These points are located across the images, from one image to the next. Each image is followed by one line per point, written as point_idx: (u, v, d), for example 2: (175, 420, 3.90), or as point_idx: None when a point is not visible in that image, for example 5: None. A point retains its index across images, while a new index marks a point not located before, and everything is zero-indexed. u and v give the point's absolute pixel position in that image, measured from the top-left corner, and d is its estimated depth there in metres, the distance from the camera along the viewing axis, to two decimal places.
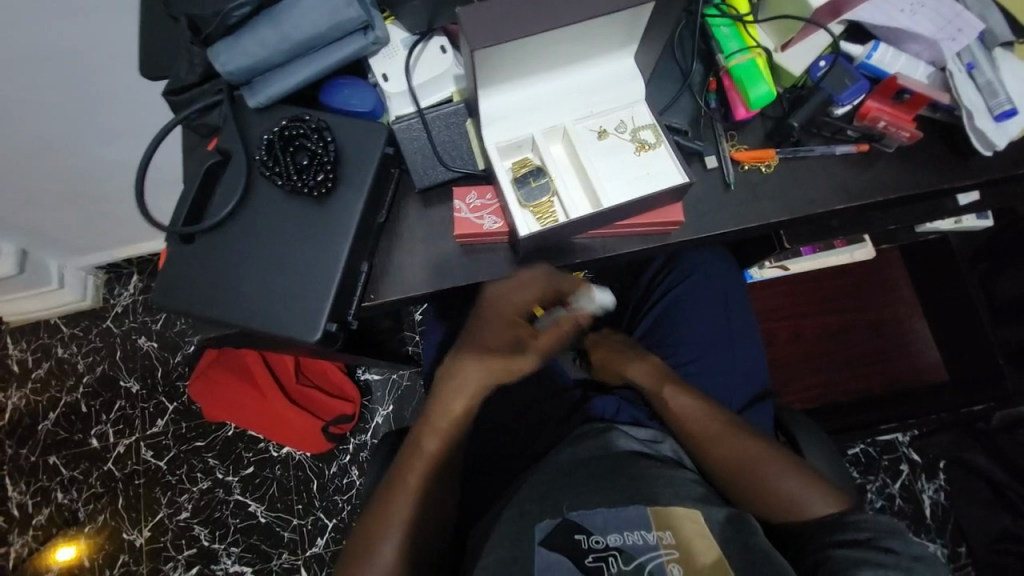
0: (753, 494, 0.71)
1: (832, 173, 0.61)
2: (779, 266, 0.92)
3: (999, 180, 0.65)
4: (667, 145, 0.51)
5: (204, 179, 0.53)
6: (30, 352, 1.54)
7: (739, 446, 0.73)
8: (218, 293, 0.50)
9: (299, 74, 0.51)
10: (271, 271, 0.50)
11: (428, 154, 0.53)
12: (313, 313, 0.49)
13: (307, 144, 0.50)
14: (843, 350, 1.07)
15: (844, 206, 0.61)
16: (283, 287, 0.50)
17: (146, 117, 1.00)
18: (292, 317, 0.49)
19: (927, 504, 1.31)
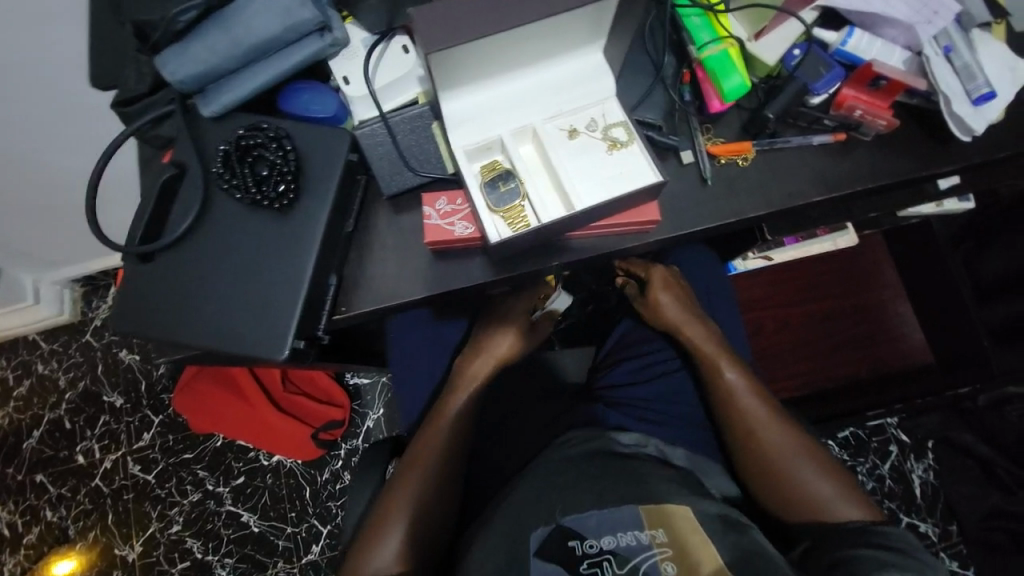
0: (781, 482, 0.72)
1: (810, 164, 0.60)
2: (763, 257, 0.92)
3: (979, 164, 0.64)
4: (640, 142, 0.50)
5: (160, 194, 0.51)
6: (9, 370, 1.50)
7: (781, 436, 0.74)
8: (180, 313, 0.48)
9: (254, 80, 0.49)
10: (235, 288, 0.48)
11: (394, 159, 0.51)
12: (280, 330, 0.48)
13: (266, 155, 0.48)
14: (829, 338, 1.07)
15: (824, 197, 0.60)
16: (248, 304, 0.48)
17: (111, 126, 0.96)
18: (257, 335, 0.48)
19: (916, 483, 1.34)
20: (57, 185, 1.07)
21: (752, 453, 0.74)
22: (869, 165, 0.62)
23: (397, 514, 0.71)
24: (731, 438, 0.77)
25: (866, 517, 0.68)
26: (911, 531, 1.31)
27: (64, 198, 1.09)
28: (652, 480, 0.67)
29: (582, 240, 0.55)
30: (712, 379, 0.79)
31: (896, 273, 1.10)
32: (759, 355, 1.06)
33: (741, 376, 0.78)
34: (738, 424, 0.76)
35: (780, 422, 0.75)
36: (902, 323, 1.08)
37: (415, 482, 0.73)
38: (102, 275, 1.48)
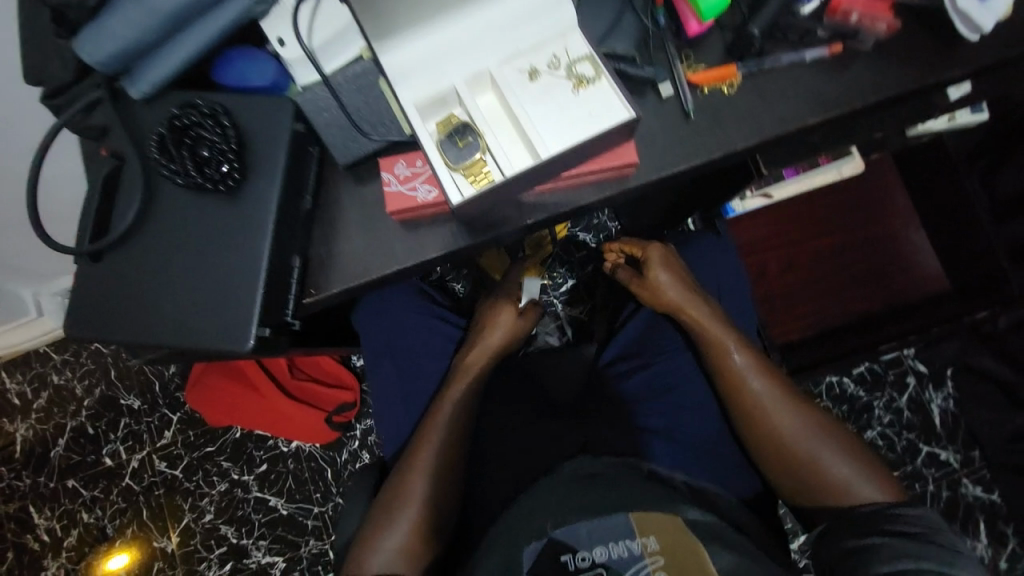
0: (799, 468, 0.71)
1: (804, 83, 0.55)
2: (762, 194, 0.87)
3: (994, 65, 0.58)
4: (609, 77, 0.45)
5: (103, 187, 0.48)
6: (26, 384, 1.53)
7: (794, 417, 0.72)
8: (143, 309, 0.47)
9: (181, 52, 0.46)
10: (194, 278, 0.47)
11: (343, 125, 0.47)
12: (245, 320, 0.46)
13: (204, 134, 0.45)
14: (836, 273, 1.03)
15: (820, 120, 0.55)
16: (211, 295, 0.47)
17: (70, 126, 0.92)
18: (223, 327, 0.46)
19: (935, 413, 1.31)
20: (14, 197, 1.00)
21: (765, 437, 0.73)
22: (870, 79, 0.56)
23: (398, 516, 0.71)
24: (742, 422, 0.75)
25: (886, 494, 0.67)
26: (931, 461, 1.30)
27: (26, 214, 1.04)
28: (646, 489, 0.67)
29: (554, 191, 0.51)
30: (717, 362, 0.76)
31: (907, 198, 1.04)
32: (764, 299, 1.02)
33: (748, 358, 0.75)
34: (749, 407, 0.74)
35: (792, 402, 0.73)
36: (914, 252, 1.03)
37: (415, 483, 0.73)
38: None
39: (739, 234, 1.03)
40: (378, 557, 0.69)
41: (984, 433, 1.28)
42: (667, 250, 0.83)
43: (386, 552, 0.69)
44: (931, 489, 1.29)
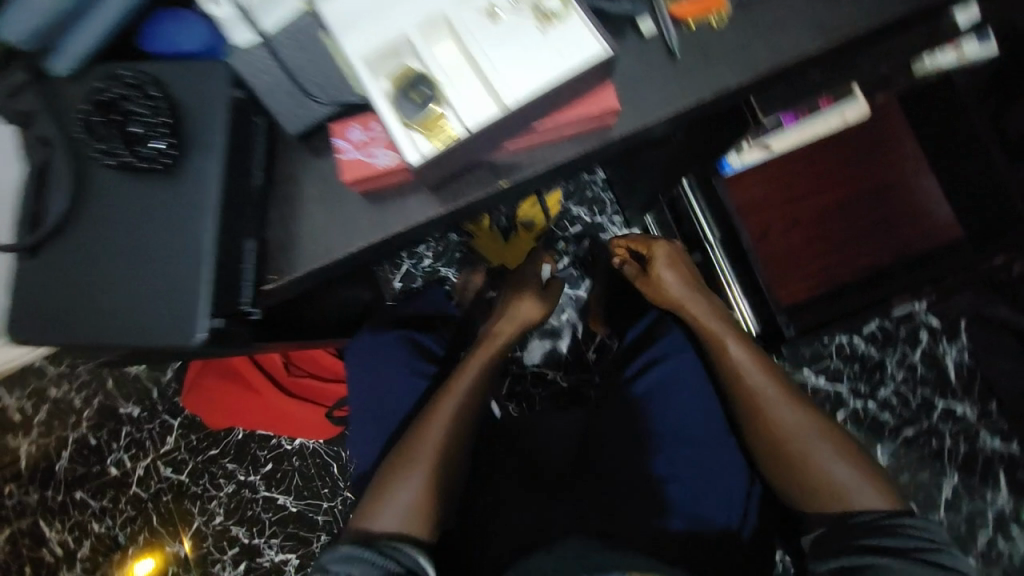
0: (795, 468, 0.73)
1: (800, 11, 0.49)
2: (760, 146, 0.81)
3: None
4: (579, 12, 0.43)
5: (34, 177, 0.49)
6: (25, 399, 1.52)
7: (795, 414, 0.75)
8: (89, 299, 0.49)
9: (102, 23, 0.46)
10: (139, 262, 0.49)
11: (290, 90, 0.48)
12: (189, 307, 0.48)
13: (136, 111, 0.46)
14: (840, 228, 0.98)
15: (820, 50, 0.49)
16: (156, 280, 0.48)
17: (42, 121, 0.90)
18: (168, 315, 0.48)
19: (950, 367, 1.28)
20: None
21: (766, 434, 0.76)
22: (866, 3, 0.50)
23: (407, 478, 0.76)
24: (745, 418, 0.78)
25: (883, 503, 0.69)
26: (947, 416, 1.27)
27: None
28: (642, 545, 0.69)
29: (530, 147, 0.49)
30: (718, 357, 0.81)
31: (914, 142, 0.98)
32: (767, 260, 0.97)
33: (751, 354, 0.80)
34: (751, 401, 0.77)
35: (793, 399, 0.77)
36: (923, 201, 0.98)
37: (429, 450, 0.78)
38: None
39: (737, 192, 0.97)
40: (389, 514, 0.74)
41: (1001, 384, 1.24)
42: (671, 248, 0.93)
43: (397, 510, 0.74)
44: (948, 445, 1.26)
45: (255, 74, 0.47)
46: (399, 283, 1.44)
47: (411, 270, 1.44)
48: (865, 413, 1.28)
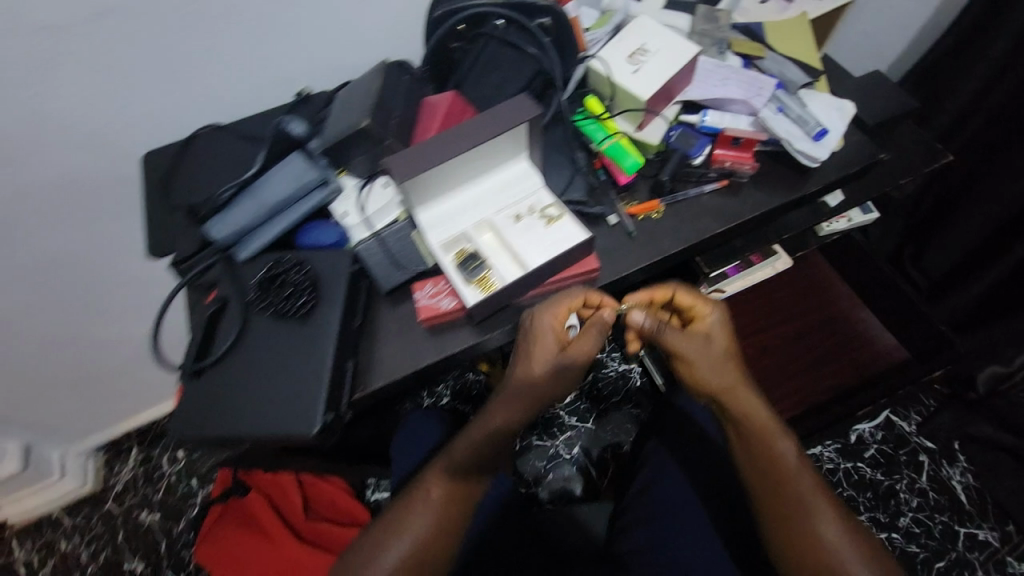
0: (797, 543, 0.59)
1: (709, 207, 0.71)
2: (717, 291, 1.03)
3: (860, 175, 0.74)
4: (569, 217, 0.62)
5: (207, 323, 0.61)
6: (31, 554, 1.47)
7: (818, 505, 0.59)
8: (211, 416, 0.58)
9: (280, 225, 0.64)
10: (202, 388, 0.59)
11: (385, 262, 0.64)
12: (202, 411, 0.58)
13: (290, 277, 0.61)
14: (792, 362, 1.14)
15: (724, 228, 0.69)
16: (202, 400, 0.58)
17: (161, 78, 0.74)
18: (207, 418, 0.58)
19: (959, 490, 1.30)
20: (63, 349, 1.08)
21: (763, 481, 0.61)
22: (736, 204, 0.71)
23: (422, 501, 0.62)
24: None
25: None
26: (972, 543, 1.26)
27: (78, 359, 1.14)
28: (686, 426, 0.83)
29: (441, 336, 0.64)
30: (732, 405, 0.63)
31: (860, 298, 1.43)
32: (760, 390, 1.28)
33: (801, 458, 0.62)
34: (784, 492, 0.60)
35: (858, 534, 0.59)
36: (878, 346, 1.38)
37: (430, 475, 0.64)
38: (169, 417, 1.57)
39: None
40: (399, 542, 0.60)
41: (1014, 505, 1.25)
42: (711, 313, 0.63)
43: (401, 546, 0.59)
44: None
45: (331, 270, 0.62)
46: (235, 264, 0.63)
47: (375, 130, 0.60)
48: (893, 546, 1.26)
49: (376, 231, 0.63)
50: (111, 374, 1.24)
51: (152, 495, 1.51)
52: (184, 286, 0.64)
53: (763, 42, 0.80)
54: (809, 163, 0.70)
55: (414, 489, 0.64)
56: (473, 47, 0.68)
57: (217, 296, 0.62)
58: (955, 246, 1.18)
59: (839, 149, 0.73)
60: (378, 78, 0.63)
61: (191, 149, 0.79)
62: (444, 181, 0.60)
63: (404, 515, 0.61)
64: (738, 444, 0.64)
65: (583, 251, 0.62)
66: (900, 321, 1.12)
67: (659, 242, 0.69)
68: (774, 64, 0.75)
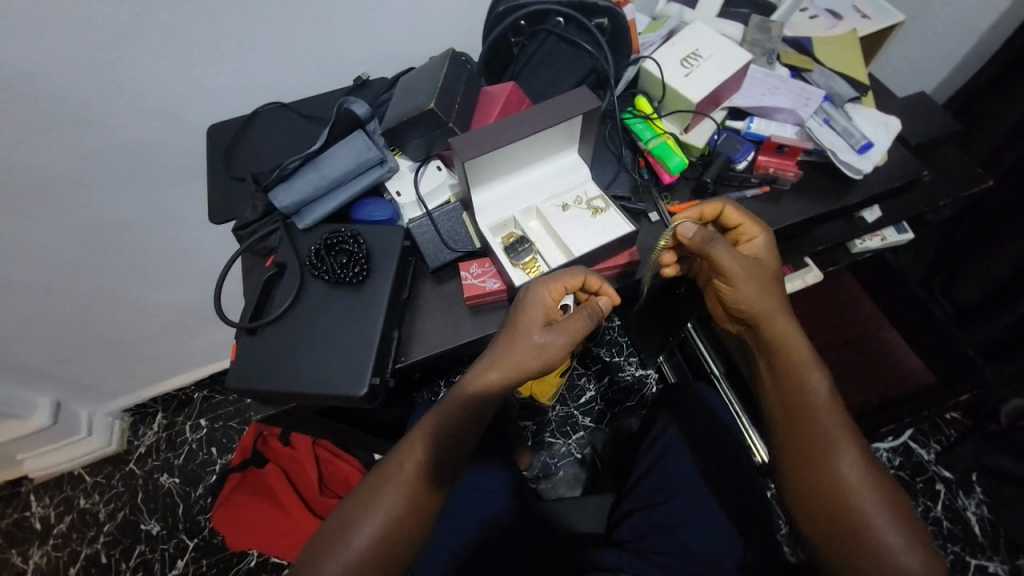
0: (808, 473, 0.60)
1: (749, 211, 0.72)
2: None
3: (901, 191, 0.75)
4: (616, 209, 0.64)
5: (265, 285, 0.66)
6: (54, 506, 1.53)
7: (840, 438, 0.60)
8: (261, 372, 0.61)
9: (338, 198, 0.67)
10: (254, 345, 0.62)
11: (435, 241, 0.67)
12: (252, 366, 0.61)
13: (346, 247, 0.64)
14: None
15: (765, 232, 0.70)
16: (254, 356, 0.62)
17: (230, 55, 0.77)
18: (257, 375, 0.61)
19: (974, 522, 1.28)
20: (108, 310, 1.14)
21: (788, 406, 0.63)
22: (777, 210, 0.72)
23: (392, 484, 0.59)
24: (814, 538, 0.60)
25: (890, 526, 0.56)
26: None
27: (118, 321, 1.19)
28: (704, 424, 0.84)
29: (481, 314, 0.66)
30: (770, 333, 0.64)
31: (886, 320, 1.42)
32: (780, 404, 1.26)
33: (830, 395, 0.62)
34: (808, 420, 0.61)
35: (876, 479, 0.59)
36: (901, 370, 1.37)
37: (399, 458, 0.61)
38: (194, 388, 1.62)
39: None
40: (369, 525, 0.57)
41: None
42: (761, 238, 0.65)
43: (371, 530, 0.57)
44: None
45: (384, 244, 0.65)
46: (295, 233, 0.67)
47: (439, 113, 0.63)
48: None
49: (428, 211, 0.67)
50: (148, 338, 1.29)
51: (172, 460, 1.56)
52: (244, 251, 0.68)
53: (811, 56, 0.82)
54: (852, 175, 0.71)
55: (392, 461, 0.61)
56: (532, 42, 0.70)
57: (276, 261, 0.66)
58: (988, 274, 1.17)
59: (882, 164, 0.74)
60: (442, 65, 0.66)
61: (253, 125, 0.84)
62: (500, 167, 0.63)
63: (377, 493, 0.59)
64: (769, 373, 0.66)
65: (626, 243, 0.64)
66: (927, 344, 1.12)
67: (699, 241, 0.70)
68: (822, 77, 0.77)
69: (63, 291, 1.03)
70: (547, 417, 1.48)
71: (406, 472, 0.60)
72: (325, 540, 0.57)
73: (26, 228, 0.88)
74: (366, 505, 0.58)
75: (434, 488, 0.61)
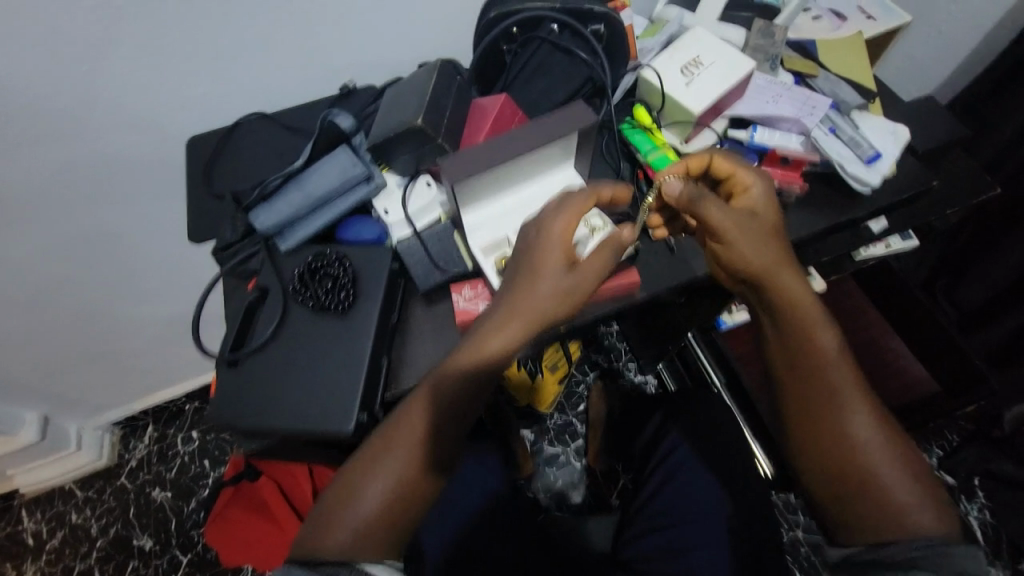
0: (824, 438, 0.58)
1: None
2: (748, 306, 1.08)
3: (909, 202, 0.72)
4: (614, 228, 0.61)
5: (246, 312, 0.63)
6: (45, 522, 1.50)
7: (854, 398, 0.58)
8: (246, 407, 0.59)
9: (322, 218, 0.64)
10: (237, 377, 0.60)
11: (425, 262, 0.63)
12: (236, 400, 0.59)
13: (331, 271, 0.61)
14: None
15: None
16: (237, 388, 0.60)
17: (208, 65, 0.74)
18: (242, 409, 0.59)
19: (977, 527, 1.27)
20: (92, 325, 1.10)
21: (802, 367, 0.59)
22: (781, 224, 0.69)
23: (383, 464, 0.54)
24: (824, 496, 0.58)
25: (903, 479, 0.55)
26: None
27: (103, 336, 1.15)
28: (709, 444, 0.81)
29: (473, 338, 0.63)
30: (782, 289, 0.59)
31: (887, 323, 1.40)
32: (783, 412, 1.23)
33: (842, 352, 0.59)
34: (823, 382, 0.58)
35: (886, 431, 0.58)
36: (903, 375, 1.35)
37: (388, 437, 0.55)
38: (186, 399, 1.58)
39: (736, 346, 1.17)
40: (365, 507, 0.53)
41: None
42: (755, 185, 0.62)
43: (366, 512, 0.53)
44: None
45: (371, 268, 0.62)
46: (277, 256, 0.64)
47: (428, 129, 0.60)
48: None
49: (416, 230, 0.64)
50: (136, 352, 1.26)
51: (164, 474, 1.53)
52: (224, 275, 0.65)
53: (815, 60, 0.79)
54: (860, 188, 0.69)
55: (380, 440, 0.55)
56: (524, 50, 0.67)
57: (257, 285, 0.63)
58: (993, 278, 1.15)
59: (890, 175, 0.71)
60: (430, 77, 0.62)
61: (235, 137, 0.80)
62: (491, 184, 0.60)
63: (367, 474, 0.54)
64: (776, 331, 0.61)
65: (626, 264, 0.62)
66: (930, 350, 1.10)
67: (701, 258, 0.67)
68: (827, 83, 0.74)
69: (44, 308, 1.00)
70: (545, 425, 1.45)
71: (398, 451, 0.54)
72: (320, 521, 0.53)
73: (2, 246, 0.84)
74: (359, 487, 0.54)
75: (435, 467, 0.56)
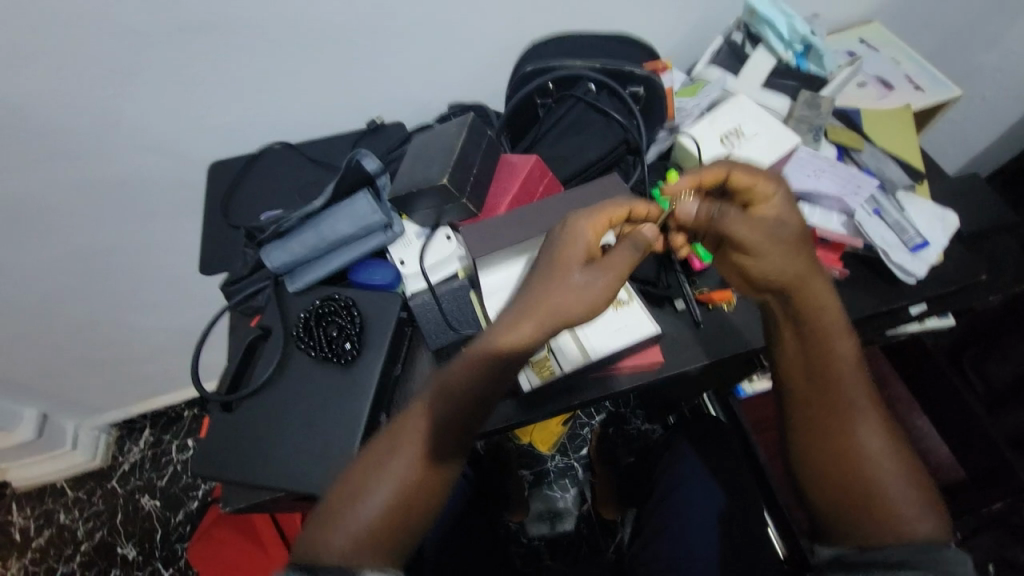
0: (833, 445, 0.53)
1: None
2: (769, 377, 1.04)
3: (954, 293, 0.68)
4: (639, 303, 0.60)
5: (247, 351, 0.61)
6: (33, 519, 1.48)
7: (865, 402, 0.53)
8: (235, 456, 0.56)
9: (335, 261, 0.62)
10: (230, 423, 0.58)
11: (439, 320, 0.61)
12: (227, 447, 0.57)
13: (337, 319, 0.58)
14: None
15: None
16: (228, 434, 0.57)
17: (236, 95, 0.73)
18: (232, 457, 0.56)
19: None
20: (98, 332, 1.09)
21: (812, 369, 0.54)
22: None
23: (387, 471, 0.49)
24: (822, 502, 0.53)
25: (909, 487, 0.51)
26: None
27: (109, 343, 1.14)
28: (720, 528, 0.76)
29: None
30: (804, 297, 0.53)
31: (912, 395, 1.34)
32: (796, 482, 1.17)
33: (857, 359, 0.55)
34: (835, 387, 0.53)
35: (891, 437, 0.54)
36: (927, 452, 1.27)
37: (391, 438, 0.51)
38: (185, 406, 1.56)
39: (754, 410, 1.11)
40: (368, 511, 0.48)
41: None
42: (780, 192, 0.53)
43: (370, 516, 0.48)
44: None
45: (380, 319, 0.59)
46: (284, 295, 0.62)
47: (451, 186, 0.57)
48: None
49: (430, 285, 0.61)
50: (139, 359, 1.25)
51: (155, 481, 1.50)
52: (229, 310, 0.63)
53: (859, 131, 0.75)
54: (904, 277, 0.65)
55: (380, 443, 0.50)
56: (558, 105, 0.66)
57: (260, 324, 0.61)
58: None
59: (936, 263, 0.67)
60: (460, 129, 0.60)
61: (256, 165, 0.79)
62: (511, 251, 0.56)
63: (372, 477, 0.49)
64: (790, 328, 0.55)
65: (648, 343, 0.59)
66: (960, 435, 1.03)
67: (727, 337, 0.63)
68: (872, 160, 0.71)
69: (53, 314, 0.99)
70: (545, 467, 1.39)
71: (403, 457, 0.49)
72: (319, 522, 0.48)
73: (16, 253, 0.84)
74: (360, 491, 0.49)
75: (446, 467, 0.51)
